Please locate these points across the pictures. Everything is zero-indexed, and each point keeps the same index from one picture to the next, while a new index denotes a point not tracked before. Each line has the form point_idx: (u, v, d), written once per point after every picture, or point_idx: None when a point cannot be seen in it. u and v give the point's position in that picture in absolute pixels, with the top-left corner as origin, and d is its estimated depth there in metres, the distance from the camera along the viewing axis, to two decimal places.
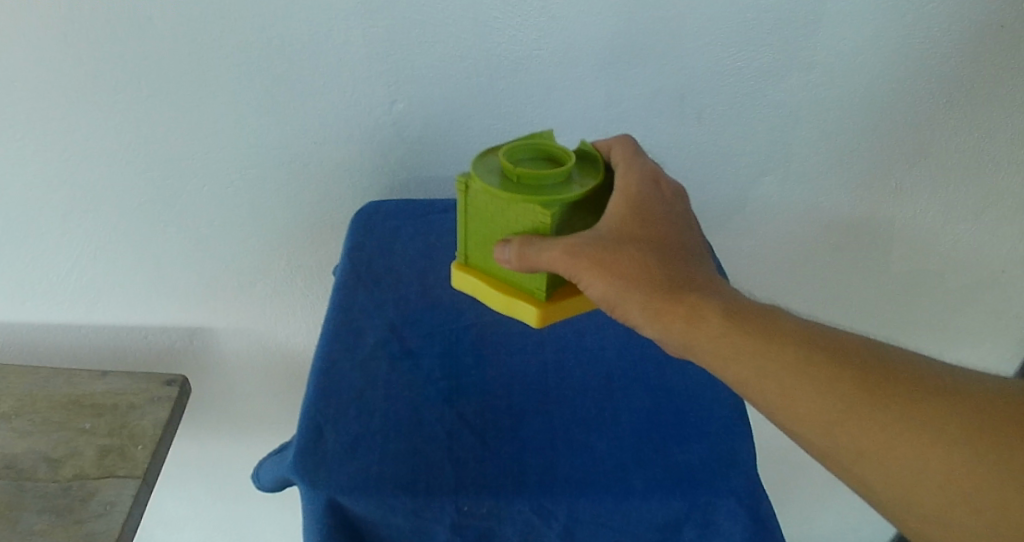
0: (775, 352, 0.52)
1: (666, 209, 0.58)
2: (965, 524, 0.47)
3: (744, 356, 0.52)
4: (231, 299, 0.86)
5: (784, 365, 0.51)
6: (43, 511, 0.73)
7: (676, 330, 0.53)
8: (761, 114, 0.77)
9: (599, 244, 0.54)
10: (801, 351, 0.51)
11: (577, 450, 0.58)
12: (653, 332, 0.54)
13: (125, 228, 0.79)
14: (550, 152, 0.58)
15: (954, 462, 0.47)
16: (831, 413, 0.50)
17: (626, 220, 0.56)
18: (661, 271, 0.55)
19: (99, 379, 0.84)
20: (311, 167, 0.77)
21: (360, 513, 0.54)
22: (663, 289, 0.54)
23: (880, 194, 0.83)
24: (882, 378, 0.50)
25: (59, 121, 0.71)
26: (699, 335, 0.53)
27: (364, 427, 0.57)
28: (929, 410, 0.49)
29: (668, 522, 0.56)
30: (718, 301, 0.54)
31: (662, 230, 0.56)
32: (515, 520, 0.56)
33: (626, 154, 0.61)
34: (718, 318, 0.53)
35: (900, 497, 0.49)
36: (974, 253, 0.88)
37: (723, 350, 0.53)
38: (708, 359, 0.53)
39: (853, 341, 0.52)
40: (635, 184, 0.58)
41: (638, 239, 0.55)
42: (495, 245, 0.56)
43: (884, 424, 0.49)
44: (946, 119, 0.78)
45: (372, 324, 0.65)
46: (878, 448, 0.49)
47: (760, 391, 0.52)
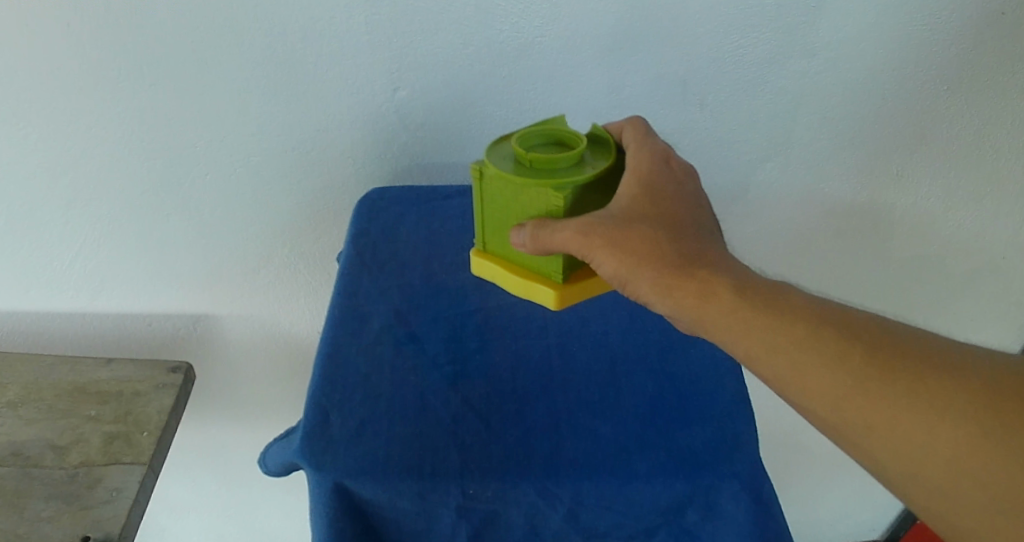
0: (786, 329, 0.52)
1: (677, 189, 0.58)
2: (972, 498, 0.48)
3: (754, 332, 0.52)
4: (235, 287, 0.86)
5: (795, 340, 0.52)
6: (50, 497, 0.73)
7: (688, 306, 0.54)
8: (762, 100, 0.77)
9: (611, 222, 0.54)
10: (811, 327, 0.52)
11: (582, 433, 0.58)
12: (665, 309, 0.55)
13: (129, 215, 0.79)
14: (562, 137, 0.58)
15: (961, 435, 0.48)
16: (841, 388, 0.50)
17: (638, 199, 0.56)
18: (673, 248, 0.55)
19: (104, 366, 0.85)
20: (314, 155, 0.77)
21: (366, 496, 0.55)
22: (675, 265, 0.54)
23: (881, 179, 0.83)
24: (892, 354, 0.50)
25: (61, 109, 0.71)
26: (711, 311, 0.53)
27: (370, 411, 0.58)
28: (936, 384, 0.49)
29: (672, 505, 0.57)
30: (730, 278, 0.54)
31: (673, 209, 0.57)
32: (521, 503, 0.56)
33: (638, 134, 0.61)
34: (729, 295, 0.53)
35: (908, 471, 0.49)
36: (973, 241, 0.89)
37: (735, 326, 0.53)
38: (720, 336, 0.54)
39: (862, 319, 0.53)
40: (647, 164, 0.58)
41: (649, 217, 0.55)
42: (512, 229, 0.57)
43: (893, 397, 0.49)
44: (946, 105, 0.78)
45: (377, 309, 0.65)
46: (887, 421, 0.49)
47: (771, 367, 0.52)
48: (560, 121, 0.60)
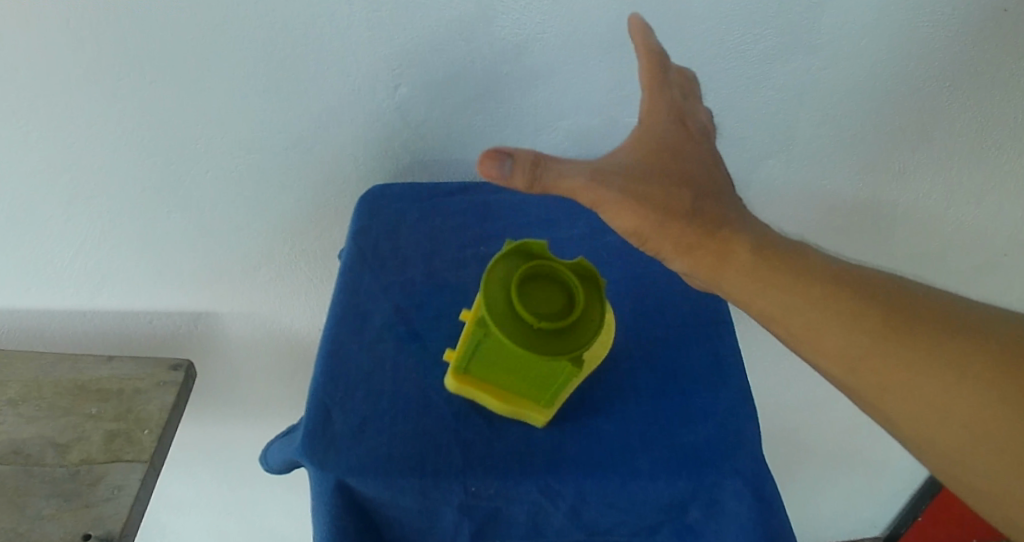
0: (803, 291, 0.55)
1: (693, 145, 0.58)
2: (974, 456, 0.51)
3: (771, 293, 0.55)
4: (236, 283, 0.86)
5: (812, 301, 0.54)
6: (51, 495, 0.74)
7: (706, 266, 0.55)
8: (764, 97, 0.77)
9: (630, 181, 0.54)
10: (825, 290, 0.54)
11: (585, 432, 0.58)
12: (681, 265, 0.56)
13: (131, 212, 0.79)
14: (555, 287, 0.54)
15: (966, 397, 0.51)
16: (853, 348, 0.54)
17: (656, 157, 0.56)
18: (694, 210, 0.55)
19: (105, 362, 0.83)
20: (316, 151, 0.77)
21: (369, 493, 0.55)
22: (697, 227, 0.55)
23: (883, 176, 0.84)
24: (903, 317, 0.53)
25: (60, 106, 0.71)
26: (729, 271, 0.55)
27: (372, 409, 0.57)
28: (945, 348, 0.52)
29: (674, 502, 0.57)
30: (749, 239, 0.56)
31: (692, 167, 0.57)
32: (523, 500, 0.56)
33: (651, 79, 0.58)
34: (748, 256, 0.55)
35: (913, 426, 0.53)
36: (974, 236, 0.91)
37: (753, 287, 0.55)
38: (735, 293, 0.56)
39: (879, 282, 0.55)
40: (662, 121, 0.58)
41: (669, 175, 0.56)
42: (484, 161, 0.49)
43: (904, 359, 0.52)
44: (950, 102, 0.78)
45: (378, 308, 0.64)
46: (898, 380, 0.53)
47: (785, 325, 0.55)
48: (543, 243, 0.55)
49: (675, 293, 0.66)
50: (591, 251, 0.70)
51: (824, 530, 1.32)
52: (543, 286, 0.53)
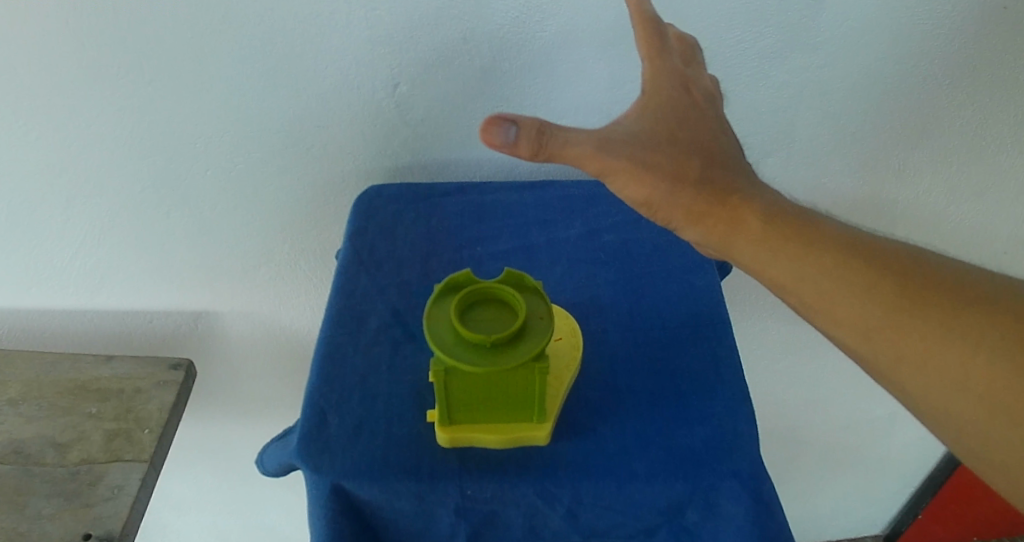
0: (815, 259, 0.52)
1: (701, 113, 0.57)
2: (1003, 434, 0.48)
3: (783, 261, 0.53)
4: (236, 283, 0.86)
5: (825, 270, 0.52)
6: (51, 495, 0.74)
7: (716, 234, 0.54)
8: (764, 95, 0.76)
9: (637, 147, 0.53)
10: (839, 257, 0.52)
11: (582, 433, 0.57)
12: (693, 235, 0.54)
13: (130, 212, 0.79)
14: (492, 307, 0.55)
15: (991, 369, 0.48)
16: (868, 317, 0.51)
17: (664, 124, 0.55)
18: (703, 177, 0.54)
19: (105, 362, 0.84)
20: (314, 151, 0.77)
21: (365, 497, 0.55)
22: (706, 194, 0.53)
23: (883, 175, 0.84)
24: (921, 286, 0.51)
25: (59, 106, 0.71)
26: (739, 239, 0.53)
27: (368, 412, 0.57)
28: (966, 318, 0.49)
29: (672, 504, 0.57)
30: (759, 206, 0.54)
31: (700, 135, 0.56)
32: (519, 503, 0.56)
33: (651, 51, 0.58)
34: (758, 223, 0.53)
35: (932, 402, 0.50)
36: (975, 235, 0.90)
37: (764, 255, 0.53)
38: (746, 263, 0.54)
39: (896, 252, 0.53)
40: (668, 87, 0.57)
41: (676, 142, 0.54)
42: (488, 130, 0.48)
43: (923, 329, 0.50)
44: (951, 100, 0.78)
45: (375, 309, 0.64)
46: (915, 351, 0.50)
47: (799, 295, 0.53)
48: (463, 273, 0.56)
49: (671, 295, 0.66)
50: (589, 252, 0.70)
51: (827, 529, 1.31)
52: (511, 314, 0.54)
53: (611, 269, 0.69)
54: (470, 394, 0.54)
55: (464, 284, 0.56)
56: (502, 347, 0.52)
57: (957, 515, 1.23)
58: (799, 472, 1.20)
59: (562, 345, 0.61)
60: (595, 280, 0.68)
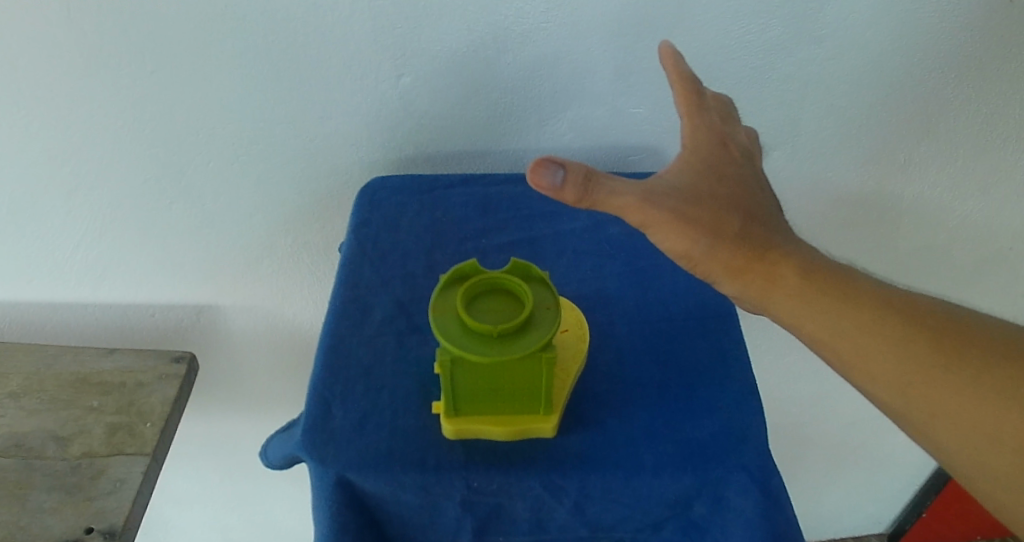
0: (851, 315, 0.53)
1: (736, 167, 0.57)
2: None
3: (820, 316, 0.53)
4: (238, 276, 0.86)
5: (860, 326, 0.53)
6: (52, 489, 0.74)
7: (756, 288, 0.54)
8: (770, 87, 0.76)
9: (680, 201, 0.53)
10: (874, 312, 0.53)
11: (588, 426, 0.57)
12: (731, 289, 0.55)
13: (131, 204, 0.79)
14: (499, 297, 0.54)
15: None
16: (903, 371, 0.51)
17: (704, 178, 0.55)
18: (743, 232, 0.54)
19: (107, 355, 0.84)
20: (317, 142, 0.76)
21: (370, 489, 0.54)
22: (745, 248, 0.54)
23: (889, 168, 0.83)
24: (953, 340, 0.52)
25: (60, 98, 0.70)
26: (778, 293, 0.54)
27: (373, 403, 0.56)
28: (999, 373, 0.50)
29: (679, 497, 0.56)
30: (796, 261, 0.54)
31: (738, 189, 0.56)
32: (526, 496, 0.55)
33: (689, 105, 0.59)
34: (796, 278, 0.54)
35: (965, 457, 0.50)
36: (980, 230, 0.90)
37: (801, 310, 0.54)
38: (783, 316, 0.54)
39: (927, 306, 0.54)
40: (706, 142, 0.57)
41: (716, 196, 0.55)
42: (535, 173, 0.47)
43: (959, 385, 0.50)
44: (959, 93, 0.77)
45: (379, 301, 0.63)
46: (950, 406, 0.50)
47: (835, 350, 0.53)
48: (469, 263, 0.55)
49: (678, 287, 0.66)
50: (595, 244, 0.69)
51: (830, 526, 1.31)
52: (517, 305, 0.53)
53: (617, 262, 0.68)
54: (476, 384, 0.53)
55: (469, 274, 0.55)
56: (509, 336, 0.52)
57: (958, 511, 1.24)
58: (803, 468, 1.20)
59: (568, 337, 0.60)
60: (601, 272, 0.67)
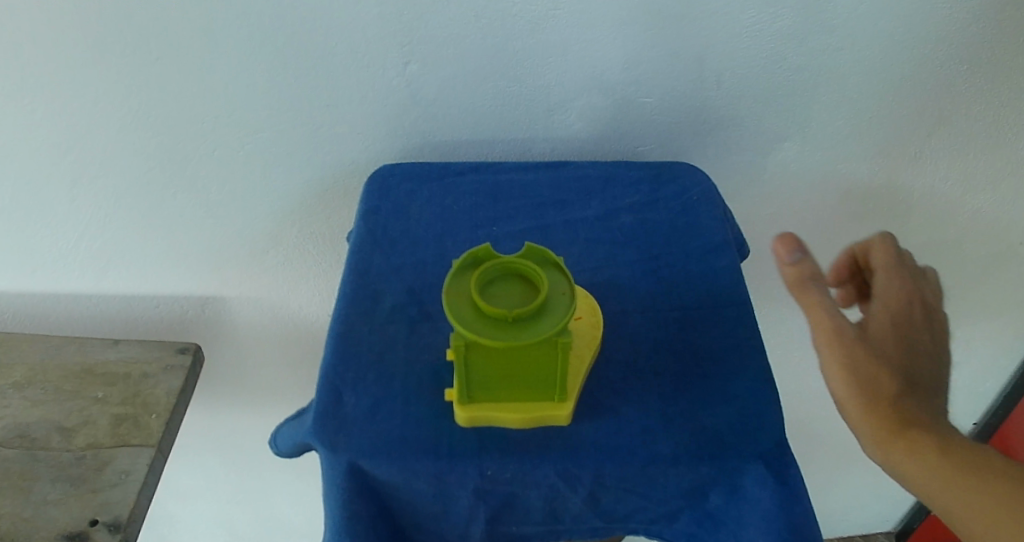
0: (984, 489, 0.51)
1: (915, 330, 0.58)
2: None
3: (951, 488, 0.51)
4: (244, 267, 0.85)
5: (991, 501, 0.50)
6: (57, 480, 0.73)
7: (891, 449, 0.53)
8: (781, 77, 0.75)
9: (841, 352, 0.54)
10: (1007, 487, 0.50)
11: (603, 414, 0.56)
12: (869, 449, 0.54)
13: (137, 193, 0.78)
14: (515, 281, 0.53)
15: None
16: None
17: (884, 341, 0.56)
18: (892, 391, 0.54)
19: (112, 346, 0.83)
20: (324, 131, 0.75)
21: (382, 477, 0.53)
22: (890, 409, 0.53)
23: (900, 160, 0.82)
24: None
25: (65, 86, 0.69)
26: (912, 458, 0.52)
27: (385, 391, 0.56)
28: None
29: (695, 487, 0.55)
30: (937, 430, 0.53)
31: (904, 353, 0.56)
32: (540, 485, 0.54)
33: (888, 270, 0.60)
34: (934, 447, 0.52)
35: None
36: (992, 225, 0.88)
37: (929, 477, 0.52)
38: (914, 485, 0.53)
39: None
40: (894, 301, 0.59)
41: (879, 355, 0.55)
42: (784, 242, 0.59)
43: None
44: (973, 83, 0.76)
45: (390, 288, 0.62)
46: None
47: (961, 520, 0.51)
48: (484, 248, 0.54)
49: (692, 275, 0.65)
50: (607, 233, 0.69)
51: (838, 525, 1.30)
52: (531, 290, 0.52)
53: (630, 250, 0.67)
54: (489, 370, 0.52)
55: (483, 258, 0.54)
56: (525, 320, 0.51)
57: None
58: (811, 464, 1.19)
59: (582, 324, 0.59)
60: (614, 260, 0.66)
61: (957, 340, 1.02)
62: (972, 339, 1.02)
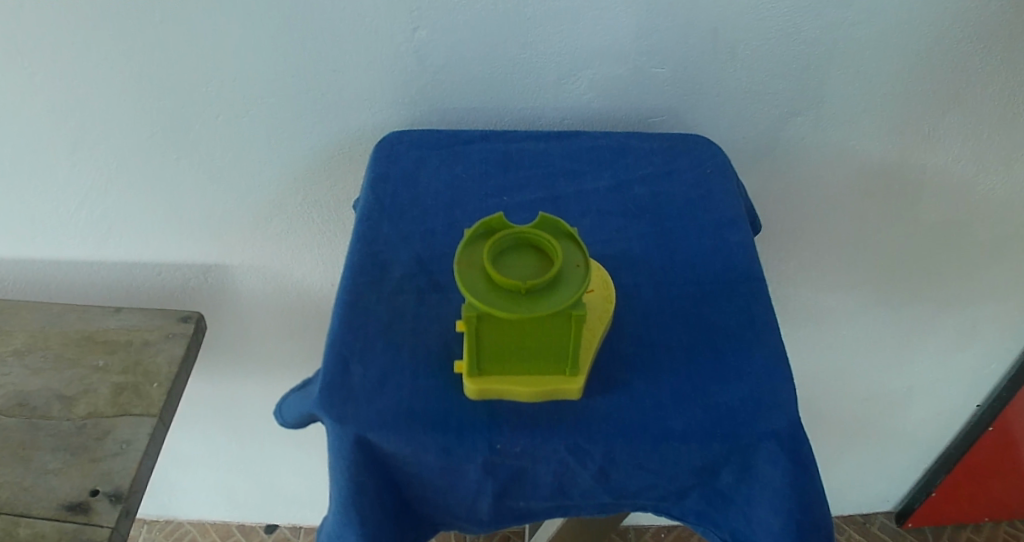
0: None
1: None
2: None
3: None
4: (247, 235, 0.84)
5: None
6: (57, 449, 0.72)
7: None
8: (799, 50, 0.72)
9: None
10: None
11: (614, 389, 0.55)
12: None
13: (138, 159, 0.76)
14: (529, 251, 0.52)
15: None
16: None
17: None
18: None
19: (112, 314, 0.82)
20: (328, 97, 0.73)
21: (389, 450, 0.52)
22: None
23: (918, 137, 0.80)
24: None
25: (64, 49, 0.67)
26: None
27: (392, 362, 0.54)
28: None
29: (707, 465, 0.54)
30: None
31: None
32: (550, 460, 0.53)
33: None
34: None
35: None
36: (1008, 205, 0.87)
37: None
38: None
39: None
40: None
41: None
42: None
43: None
44: (995, 59, 0.74)
45: (398, 257, 0.61)
46: None
47: None
48: (498, 217, 0.53)
49: (705, 249, 0.63)
50: (618, 204, 0.67)
51: (840, 506, 1.29)
52: (545, 261, 0.51)
53: (642, 222, 0.66)
54: (501, 341, 0.51)
55: (497, 228, 0.53)
56: (539, 292, 0.50)
57: (969, 494, 1.22)
58: (815, 443, 1.18)
59: (595, 297, 0.58)
60: (626, 233, 0.65)
61: (966, 321, 1.01)
62: (981, 320, 1.01)
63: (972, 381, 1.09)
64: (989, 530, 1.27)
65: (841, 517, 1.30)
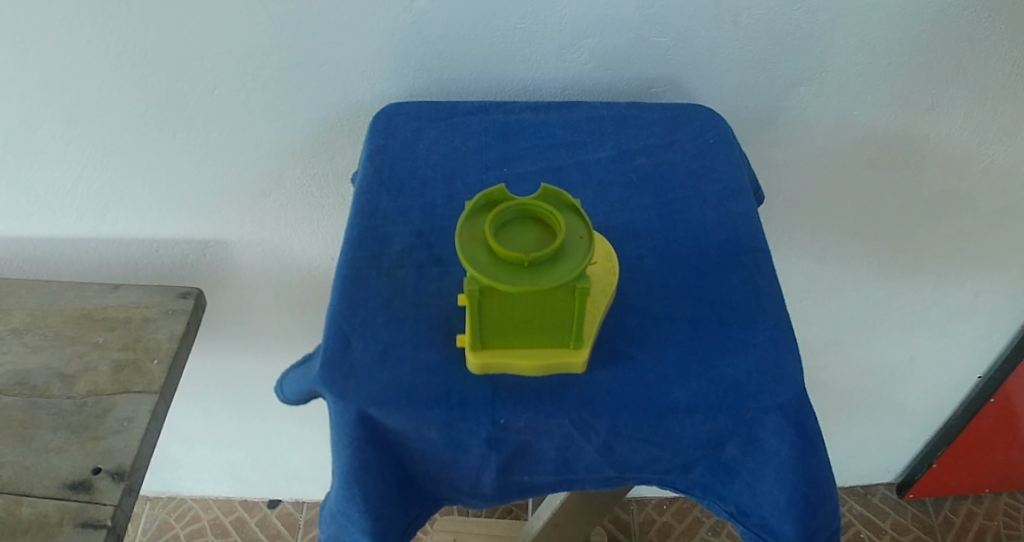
0: None
1: None
2: None
3: None
4: (244, 211, 0.83)
5: None
6: (58, 428, 0.72)
7: None
8: (805, 18, 0.71)
9: None
10: None
11: (618, 363, 0.54)
12: None
13: (133, 135, 0.75)
14: (531, 224, 0.51)
15: None
16: None
17: None
18: None
19: (110, 291, 0.81)
20: (324, 70, 0.72)
21: (391, 425, 0.52)
22: None
23: (925, 106, 0.79)
24: None
25: (53, 23, 0.66)
26: None
27: (393, 337, 0.54)
28: None
29: (712, 438, 0.54)
30: None
31: None
32: (554, 434, 0.53)
33: None
34: None
35: None
36: (1014, 175, 0.85)
37: None
38: None
39: None
40: None
41: None
42: None
43: None
44: (1004, 26, 0.72)
45: (398, 231, 0.60)
46: None
47: None
48: (500, 190, 0.52)
49: (708, 220, 0.62)
50: (620, 176, 0.66)
51: (841, 476, 1.30)
52: (548, 233, 0.50)
53: (644, 193, 0.65)
54: (504, 314, 0.51)
55: (498, 200, 0.52)
56: (541, 264, 0.49)
57: (970, 465, 1.22)
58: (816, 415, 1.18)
59: (598, 269, 0.57)
60: (629, 204, 0.64)
61: (970, 293, 1.00)
62: (985, 292, 1.00)
63: (975, 353, 1.09)
64: (990, 500, 1.28)
65: (842, 488, 1.31)
